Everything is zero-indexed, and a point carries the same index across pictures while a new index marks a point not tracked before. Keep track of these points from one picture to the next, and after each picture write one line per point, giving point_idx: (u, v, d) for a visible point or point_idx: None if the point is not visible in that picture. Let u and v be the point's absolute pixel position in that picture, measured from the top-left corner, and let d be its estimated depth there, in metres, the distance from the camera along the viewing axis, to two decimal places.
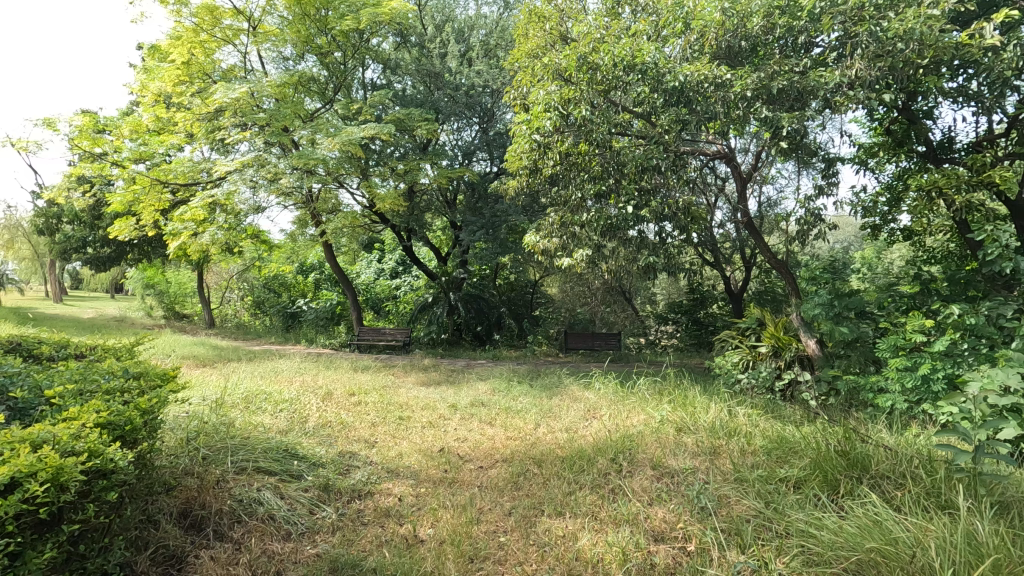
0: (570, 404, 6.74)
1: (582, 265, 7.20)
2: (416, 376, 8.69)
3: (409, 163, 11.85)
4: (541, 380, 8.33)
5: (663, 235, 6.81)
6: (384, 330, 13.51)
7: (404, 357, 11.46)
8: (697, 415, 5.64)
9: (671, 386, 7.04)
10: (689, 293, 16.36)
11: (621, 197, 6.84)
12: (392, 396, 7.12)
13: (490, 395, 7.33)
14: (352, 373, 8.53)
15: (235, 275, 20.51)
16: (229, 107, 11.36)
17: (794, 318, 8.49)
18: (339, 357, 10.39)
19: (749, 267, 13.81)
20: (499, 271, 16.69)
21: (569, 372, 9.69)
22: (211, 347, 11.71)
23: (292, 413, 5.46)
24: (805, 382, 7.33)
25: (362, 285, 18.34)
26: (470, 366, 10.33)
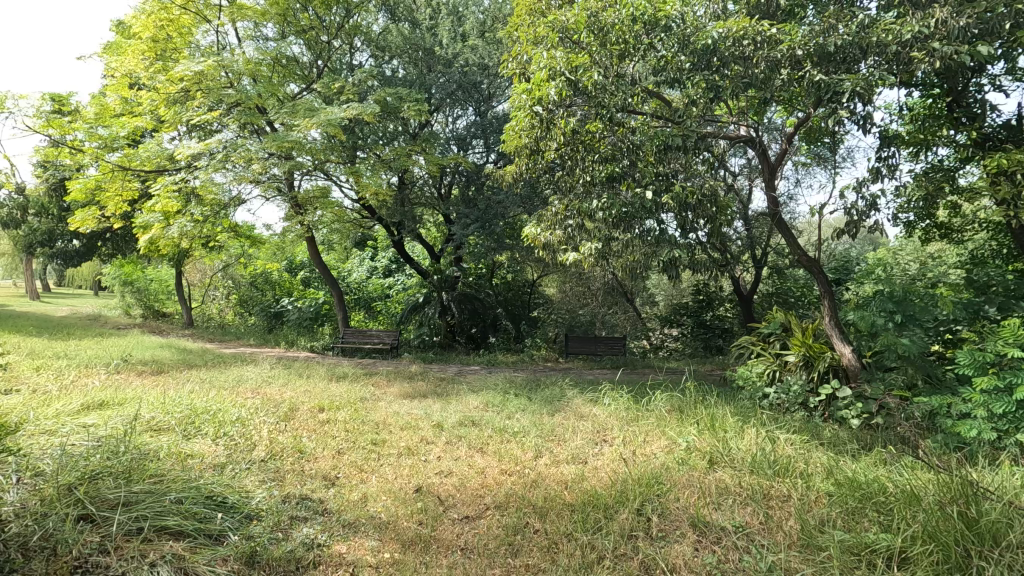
0: (577, 424, 5.76)
1: (590, 261, 6.22)
2: (400, 386, 7.71)
3: (397, 150, 10.85)
4: (541, 393, 7.35)
5: (686, 227, 5.83)
6: (370, 332, 12.50)
7: (390, 363, 10.46)
8: (731, 444, 4.66)
9: (693, 404, 6.06)
10: (695, 294, 15.92)
11: (638, 182, 5.87)
12: (369, 412, 6.14)
13: (483, 411, 6.35)
14: (327, 382, 7.54)
15: (217, 273, 19.46)
16: (196, 82, 10.32)
17: (828, 321, 7.31)
18: (317, 362, 9.40)
19: (763, 266, 12.87)
20: (496, 269, 15.72)
21: (573, 381, 8.71)
22: (178, 350, 10.68)
23: (238, 438, 4.47)
24: (846, 398, 6.37)
25: (353, 284, 17.48)
26: (463, 374, 9.35)
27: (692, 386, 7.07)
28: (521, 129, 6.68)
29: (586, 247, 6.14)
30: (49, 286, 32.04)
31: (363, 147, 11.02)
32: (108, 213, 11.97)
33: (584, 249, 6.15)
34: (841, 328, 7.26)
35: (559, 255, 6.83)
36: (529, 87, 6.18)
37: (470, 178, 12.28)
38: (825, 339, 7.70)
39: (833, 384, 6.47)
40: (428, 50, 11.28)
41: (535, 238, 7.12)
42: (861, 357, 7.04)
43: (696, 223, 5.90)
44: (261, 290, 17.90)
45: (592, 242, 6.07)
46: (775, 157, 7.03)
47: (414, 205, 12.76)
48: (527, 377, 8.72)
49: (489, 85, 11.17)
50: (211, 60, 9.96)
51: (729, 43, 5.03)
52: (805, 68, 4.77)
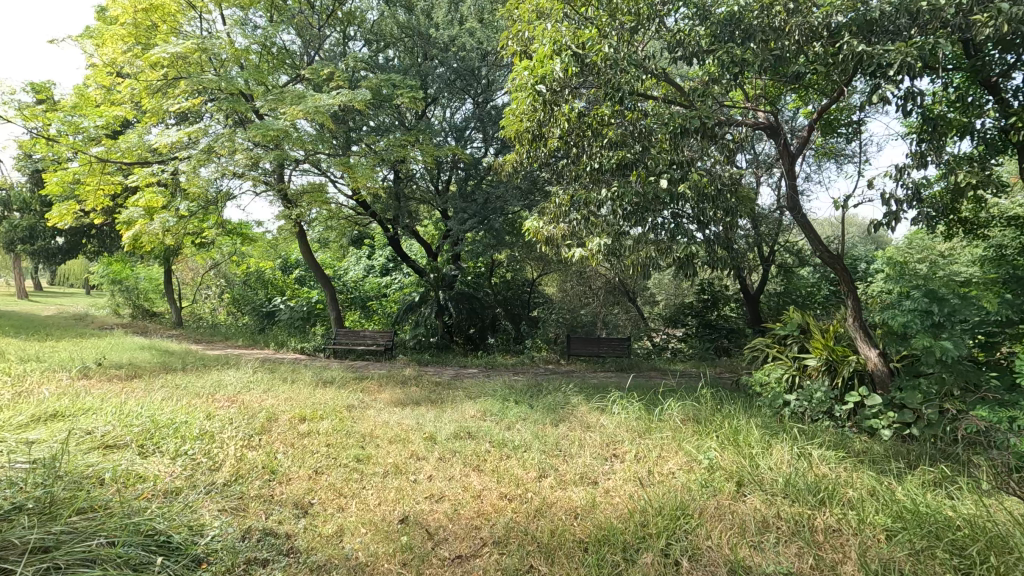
0: (583, 437, 5.24)
1: (597, 257, 5.69)
2: (392, 392, 7.17)
3: (391, 141, 10.30)
4: (543, 399, 6.82)
5: (704, 219, 5.27)
6: (364, 333, 11.93)
7: (384, 366, 9.93)
8: (760, 462, 4.13)
9: (710, 414, 5.55)
10: (699, 293, 15.51)
11: (651, 169, 5.34)
12: (356, 422, 5.61)
13: (481, 420, 5.83)
14: (314, 388, 7.02)
15: (209, 271, 18.91)
16: (170, 62, 9.70)
17: (853, 323, 6.79)
18: (306, 366, 8.88)
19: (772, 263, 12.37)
20: (496, 268, 15.19)
21: (576, 386, 8.18)
22: (159, 351, 10.13)
23: (201, 457, 3.93)
24: (876, 407, 5.85)
25: (350, 282, 16.84)
26: (460, 378, 8.82)
27: (707, 393, 6.56)
28: (522, 113, 6.17)
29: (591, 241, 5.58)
30: (40, 285, 31.41)
31: (354, 138, 10.46)
32: (89, 208, 11.41)
33: (591, 245, 5.62)
34: (866, 330, 6.73)
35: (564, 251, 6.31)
36: (532, 64, 5.67)
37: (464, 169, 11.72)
38: (848, 343, 7.19)
39: (862, 392, 5.95)
40: (423, 36, 10.74)
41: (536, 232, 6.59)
42: (890, 362, 6.51)
43: (716, 215, 5.35)
44: (256, 288, 17.17)
45: (601, 236, 5.53)
46: (802, 140, 6.41)
47: (410, 200, 12.25)
48: (529, 381, 8.19)
49: (488, 73, 10.59)
50: (192, 43, 9.38)
51: (757, 13, 4.59)
52: (843, 38, 4.33)
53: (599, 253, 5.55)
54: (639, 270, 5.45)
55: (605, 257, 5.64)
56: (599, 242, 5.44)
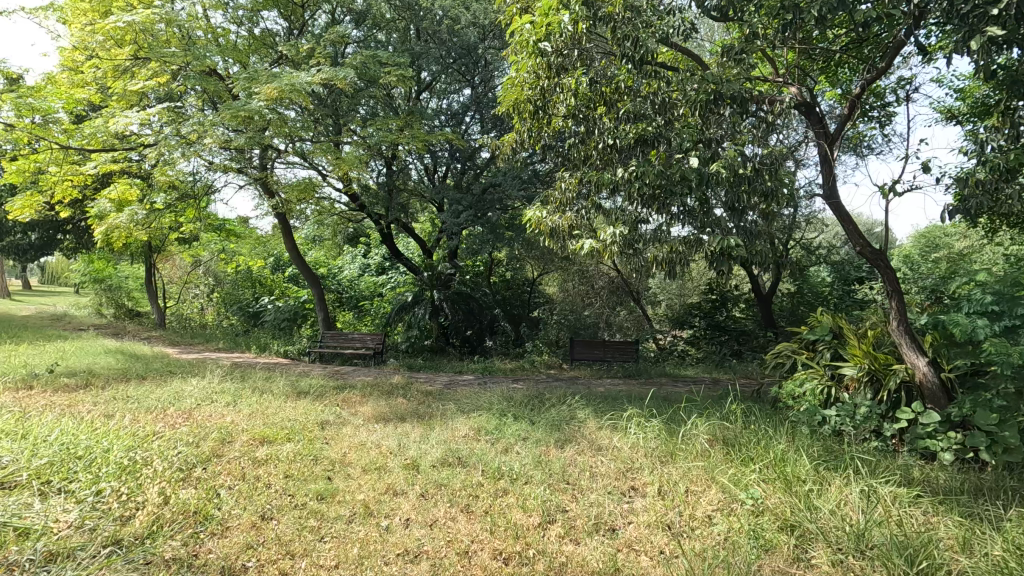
0: (594, 465, 4.42)
1: (610, 252, 4.86)
2: (376, 405, 6.36)
3: (379, 125, 9.45)
4: (546, 414, 5.98)
5: (738, 207, 4.47)
6: (352, 335, 11.10)
7: (371, 373, 9.13)
8: (819, 504, 3.31)
9: (745, 438, 4.73)
10: (709, 293, 14.71)
11: (675, 146, 4.52)
12: (327, 444, 4.80)
13: (474, 441, 5.02)
14: (287, 400, 6.19)
15: (195, 269, 18.08)
16: (134, 37, 8.84)
17: (897, 326, 5.96)
18: (284, 373, 8.06)
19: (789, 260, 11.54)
20: (494, 266, 14.39)
21: (583, 397, 7.34)
22: (126, 356, 9.25)
23: (112, 500, 3.10)
24: (935, 427, 5.03)
25: (346, 281, 16.03)
26: (454, 387, 8.00)
27: (734, 410, 5.73)
28: (523, 83, 5.37)
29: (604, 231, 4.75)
30: (28, 282, 30.47)
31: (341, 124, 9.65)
32: (54, 200, 10.59)
33: (604, 237, 4.78)
34: (914, 336, 5.89)
35: (571, 244, 5.49)
36: (534, 20, 4.86)
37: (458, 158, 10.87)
38: (890, 350, 6.37)
39: (916, 409, 5.14)
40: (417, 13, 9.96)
41: (538, 223, 5.77)
42: (942, 373, 5.69)
43: (752, 203, 4.54)
44: (243, 287, 16.01)
45: (614, 225, 4.71)
46: (845, 117, 5.55)
47: (402, 193, 11.46)
48: (530, 392, 7.37)
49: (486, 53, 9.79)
50: (159, 16, 8.52)
51: None
52: None
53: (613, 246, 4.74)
54: (661, 267, 4.63)
55: (621, 252, 4.82)
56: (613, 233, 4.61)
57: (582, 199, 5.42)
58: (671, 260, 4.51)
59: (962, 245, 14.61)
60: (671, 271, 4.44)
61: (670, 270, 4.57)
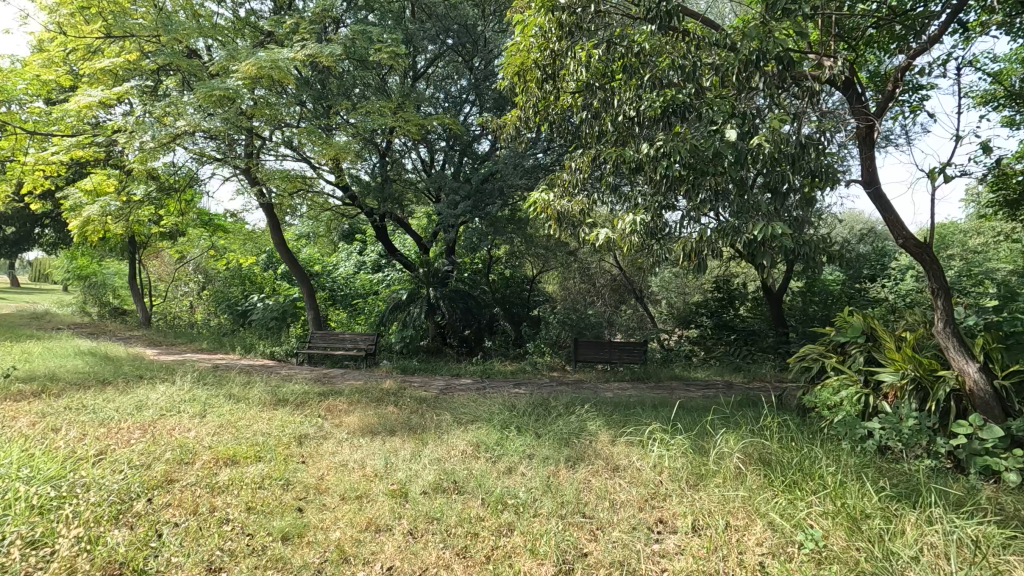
0: (613, 492, 3.79)
1: (630, 244, 4.23)
2: (363, 414, 5.74)
3: (369, 108, 8.79)
4: (553, 426, 5.35)
5: (780, 189, 3.87)
6: (343, 335, 10.46)
7: (361, 376, 8.50)
8: (897, 551, 2.73)
9: (787, 460, 4.11)
10: (714, 291, 14.27)
11: (706, 118, 3.90)
12: (302, 464, 4.17)
13: (472, 460, 4.39)
14: (262, 410, 5.54)
15: (184, 265, 17.39)
16: (103, 11, 8.17)
17: (941, 327, 5.35)
18: (265, 378, 7.43)
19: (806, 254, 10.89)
20: (493, 263, 13.76)
21: (592, 404, 6.70)
22: (97, 358, 8.58)
23: (11, 550, 2.46)
24: (997, 443, 4.43)
25: (339, 278, 15.39)
26: (450, 393, 7.39)
27: (763, 421, 5.11)
28: (529, 49, 4.76)
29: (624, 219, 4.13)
30: (16, 279, 29.69)
31: (329, 108, 9.00)
32: (23, 191, 9.93)
33: (624, 225, 4.15)
34: (962, 340, 5.28)
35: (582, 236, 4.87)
36: None
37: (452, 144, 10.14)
38: (932, 353, 5.77)
39: (973, 422, 4.54)
40: None
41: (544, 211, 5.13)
42: (995, 380, 5.08)
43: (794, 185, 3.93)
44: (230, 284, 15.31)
45: (636, 211, 4.07)
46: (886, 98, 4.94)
47: (397, 184, 10.82)
48: (533, 399, 6.75)
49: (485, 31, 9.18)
50: None
51: None
52: None
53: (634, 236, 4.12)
54: (691, 260, 4.02)
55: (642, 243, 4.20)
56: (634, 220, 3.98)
57: (595, 183, 4.80)
58: (702, 252, 3.90)
59: (976, 243, 14.12)
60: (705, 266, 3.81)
61: (702, 264, 3.95)
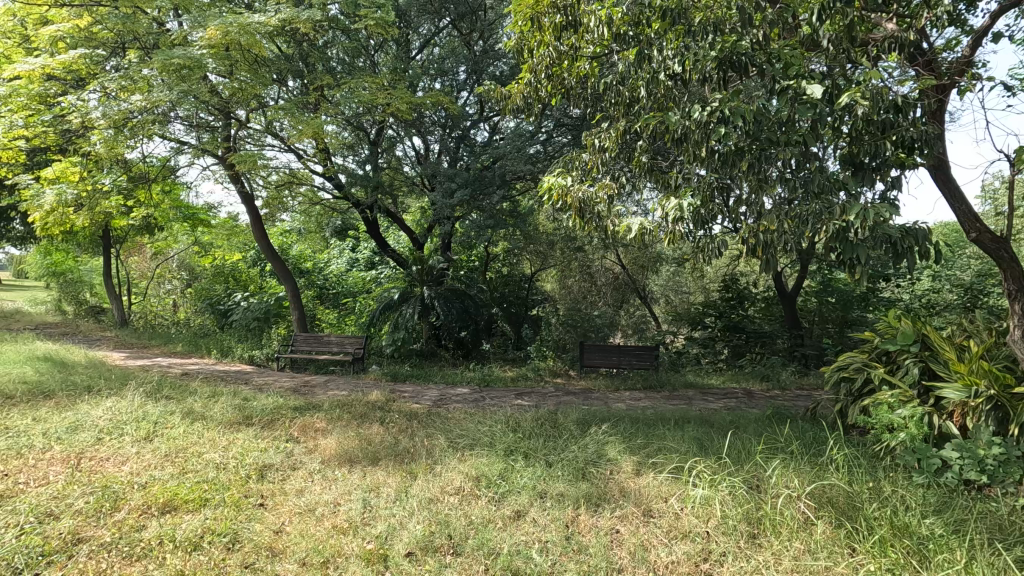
0: (654, 557, 2.99)
1: (674, 235, 3.35)
2: (343, 436, 4.90)
3: (354, 84, 7.90)
4: (567, 452, 4.54)
5: (866, 164, 3.04)
6: (329, 338, 9.61)
7: (347, 386, 7.66)
8: None
9: (863, 505, 3.34)
10: (724, 291, 13.46)
11: (772, 70, 3.04)
12: (260, 509, 3.35)
13: (472, 502, 3.59)
14: (221, 432, 4.69)
15: (166, 262, 16.45)
16: None
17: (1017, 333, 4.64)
18: (236, 390, 6.58)
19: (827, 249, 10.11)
20: (491, 261, 12.96)
21: (606, 420, 5.89)
22: (51, 364, 7.68)
23: None
24: None
25: (331, 276, 14.55)
26: (445, 406, 6.56)
27: (830, 456, 4.19)
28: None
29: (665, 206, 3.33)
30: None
31: (310, 87, 8.12)
32: None
33: (666, 212, 3.27)
34: None
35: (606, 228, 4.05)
36: None
37: (445, 127, 9.33)
38: (1003, 364, 5.00)
39: None
40: None
41: (557, 199, 4.31)
42: None
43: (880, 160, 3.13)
44: (212, 282, 14.38)
45: (679, 196, 3.27)
46: (964, 63, 4.17)
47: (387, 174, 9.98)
48: (539, 415, 5.94)
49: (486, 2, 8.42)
50: None
51: None
52: None
53: (676, 226, 3.30)
54: (754, 256, 3.21)
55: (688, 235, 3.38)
56: (681, 206, 3.17)
57: (620, 164, 4.01)
58: (771, 245, 3.08)
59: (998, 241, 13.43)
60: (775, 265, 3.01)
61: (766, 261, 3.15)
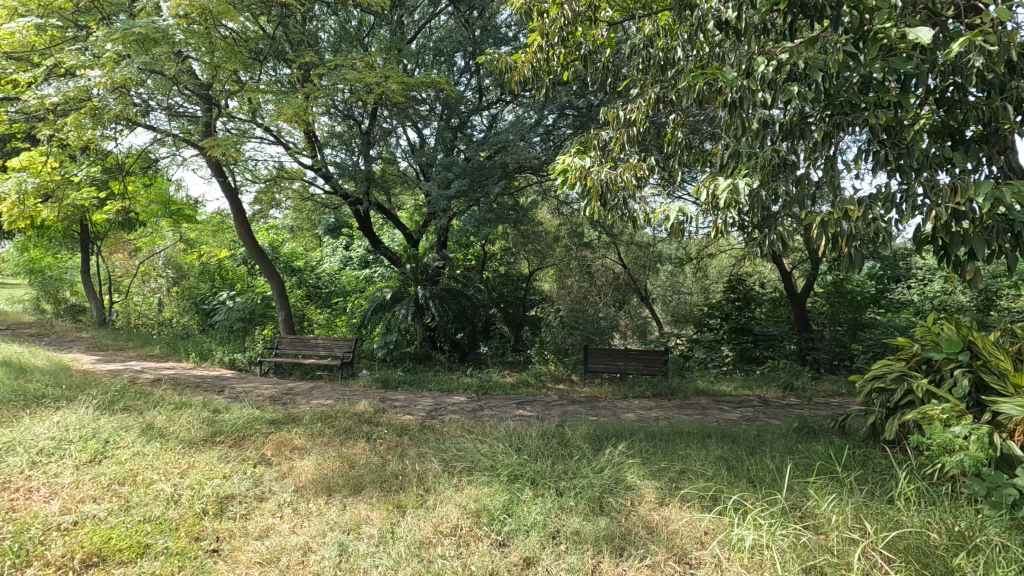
0: None
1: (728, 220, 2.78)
2: (323, 457, 4.31)
3: (340, 64, 7.32)
4: (580, 477, 3.97)
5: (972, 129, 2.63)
6: (316, 340, 9.00)
7: (334, 394, 7.07)
8: None
9: (946, 553, 2.77)
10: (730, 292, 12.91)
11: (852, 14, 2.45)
12: (211, 557, 2.79)
13: (469, 547, 3.01)
14: (181, 453, 4.10)
15: (150, 261, 15.77)
16: None
17: None
18: (208, 399, 5.98)
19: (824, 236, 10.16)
20: (487, 260, 12.51)
21: (619, 435, 5.32)
22: (10, 367, 7.08)
23: None
24: None
25: (323, 275, 13.93)
26: (440, 417, 5.98)
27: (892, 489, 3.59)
28: None
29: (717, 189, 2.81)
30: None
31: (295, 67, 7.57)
32: None
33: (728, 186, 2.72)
34: None
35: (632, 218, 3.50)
36: None
37: (441, 115, 8.80)
38: None
39: None
40: None
41: (573, 184, 3.72)
42: None
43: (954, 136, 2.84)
44: (197, 280, 13.74)
45: (735, 174, 2.78)
46: None
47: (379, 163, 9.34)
48: (545, 429, 5.36)
49: None
50: None
51: None
52: None
53: (728, 214, 2.78)
54: (833, 247, 2.82)
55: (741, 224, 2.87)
56: (736, 188, 2.65)
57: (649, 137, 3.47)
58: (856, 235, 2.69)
59: None
60: (858, 263, 2.68)
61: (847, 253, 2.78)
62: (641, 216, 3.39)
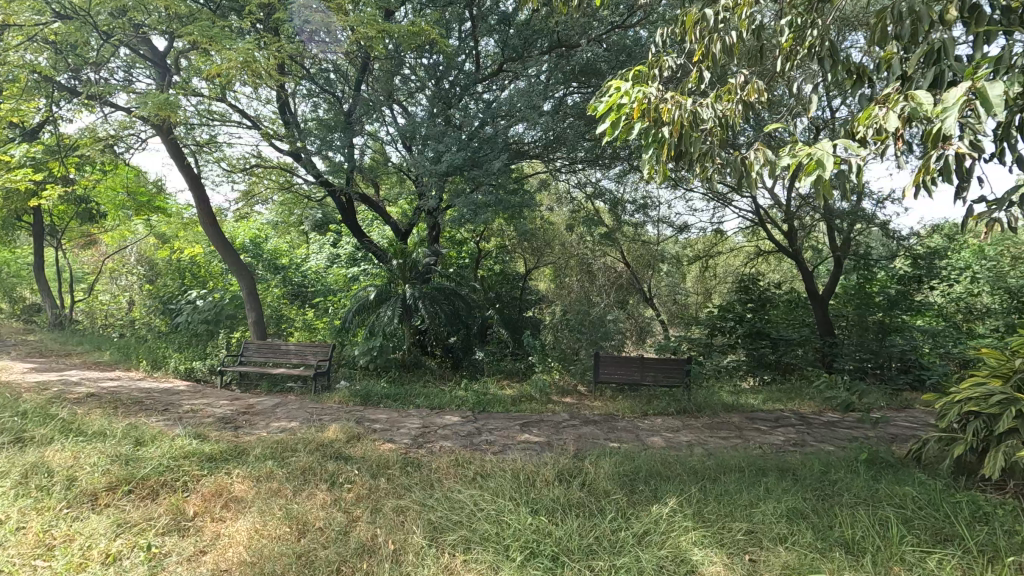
0: None
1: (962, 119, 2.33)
2: (262, 518, 3.14)
3: None
4: (621, 554, 2.81)
5: None
6: (288, 345, 7.82)
7: (303, 413, 5.90)
8: None
9: None
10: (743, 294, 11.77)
11: None
12: None
13: None
14: (55, 518, 2.91)
15: (114, 259, 14.45)
16: None
17: None
18: (139, 424, 4.79)
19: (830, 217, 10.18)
20: (482, 257, 11.60)
21: (654, 474, 4.21)
22: None
23: None
24: None
25: (308, 274, 12.57)
26: (430, 448, 4.83)
27: None
28: None
29: (919, 108, 2.29)
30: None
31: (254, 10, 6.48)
32: None
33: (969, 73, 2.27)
34: None
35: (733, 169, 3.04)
36: None
37: (432, 77, 7.81)
38: None
39: None
40: None
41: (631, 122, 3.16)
42: None
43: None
44: (164, 277, 12.44)
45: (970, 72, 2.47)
46: None
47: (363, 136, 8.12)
48: (562, 465, 4.21)
49: None
50: None
51: None
52: None
53: (949, 142, 2.24)
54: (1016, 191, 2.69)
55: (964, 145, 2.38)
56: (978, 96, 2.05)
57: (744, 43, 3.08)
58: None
59: None
60: None
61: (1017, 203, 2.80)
62: (755, 164, 2.86)
